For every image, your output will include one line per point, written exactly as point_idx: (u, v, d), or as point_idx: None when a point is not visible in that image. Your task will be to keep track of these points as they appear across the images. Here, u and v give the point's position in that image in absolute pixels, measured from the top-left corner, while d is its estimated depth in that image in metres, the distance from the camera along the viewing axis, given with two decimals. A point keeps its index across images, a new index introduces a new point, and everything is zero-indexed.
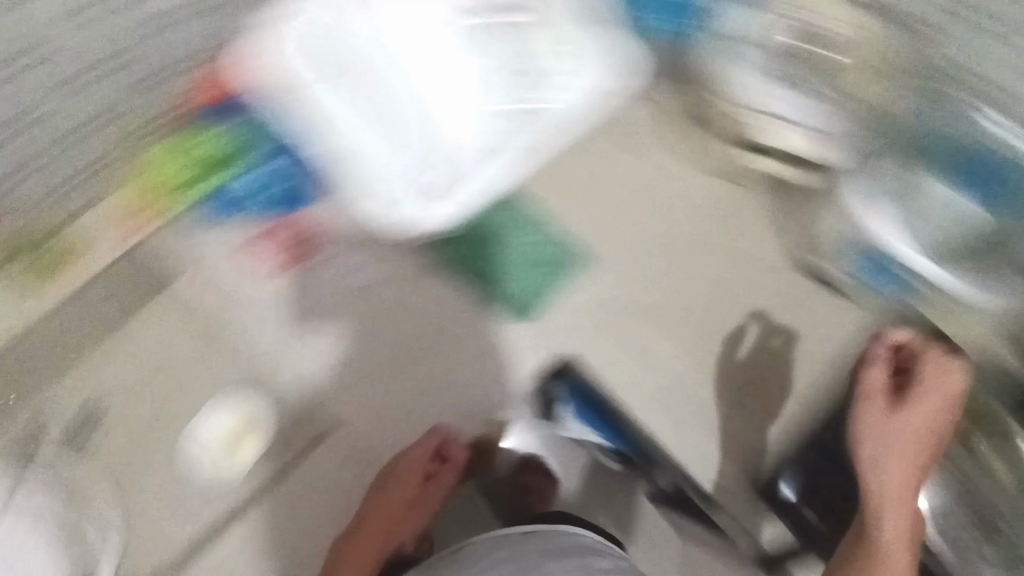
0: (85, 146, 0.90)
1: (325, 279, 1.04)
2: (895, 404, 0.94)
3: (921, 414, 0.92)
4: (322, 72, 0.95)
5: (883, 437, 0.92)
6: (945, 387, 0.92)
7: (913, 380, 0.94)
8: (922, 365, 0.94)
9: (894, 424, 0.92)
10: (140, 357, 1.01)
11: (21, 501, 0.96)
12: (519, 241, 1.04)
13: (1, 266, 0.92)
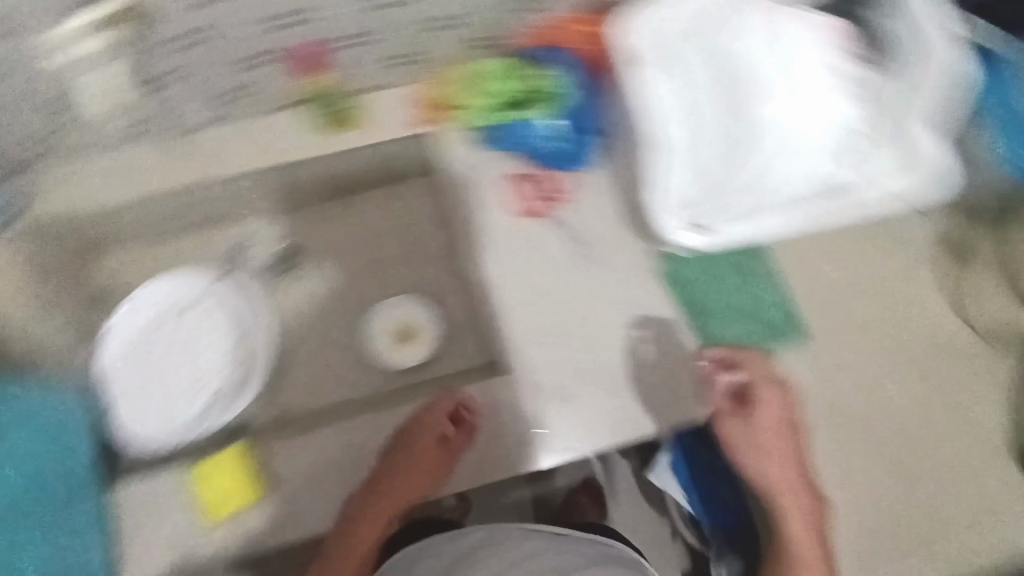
0: (422, 39, 0.95)
1: (552, 237, 1.02)
2: (747, 431, 0.94)
3: (781, 449, 0.93)
4: (673, 58, 0.95)
5: (744, 441, 0.95)
6: (785, 411, 0.94)
7: (754, 416, 0.94)
8: (771, 406, 0.94)
9: (752, 452, 0.94)
10: (357, 229, 1.13)
11: (216, 298, 1.09)
12: (744, 289, 1.02)
13: (299, 102, 1.00)
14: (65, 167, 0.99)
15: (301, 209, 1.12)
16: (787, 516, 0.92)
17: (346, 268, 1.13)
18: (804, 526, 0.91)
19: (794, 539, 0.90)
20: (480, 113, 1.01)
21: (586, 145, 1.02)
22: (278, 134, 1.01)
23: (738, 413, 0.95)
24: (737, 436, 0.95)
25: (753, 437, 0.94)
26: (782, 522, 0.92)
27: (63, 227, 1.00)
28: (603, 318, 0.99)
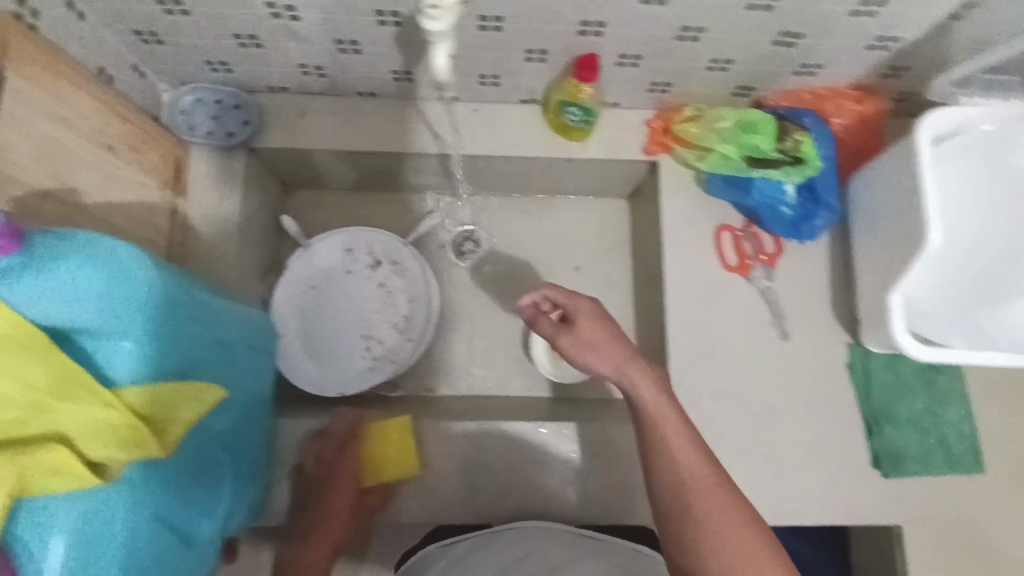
0: (690, 78, 0.95)
1: (742, 296, 1.02)
2: (579, 342, 0.80)
3: (604, 340, 0.79)
4: (968, 158, 0.87)
5: (582, 351, 0.79)
6: (590, 311, 0.80)
7: (577, 328, 0.80)
8: (585, 314, 0.80)
9: (581, 350, 0.79)
10: (539, 235, 1.17)
11: (388, 268, 1.08)
12: (925, 406, 0.98)
13: (546, 101, 1.01)
14: (304, 102, 1.01)
15: (492, 196, 1.17)
16: (656, 410, 0.75)
17: (521, 265, 1.16)
18: (652, 389, 0.76)
19: (665, 443, 0.74)
20: (724, 162, 0.96)
21: (821, 218, 0.96)
22: (512, 126, 1.03)
23: (551, 326, 0.82)
24: (563, 345, 0.80)
25: (579, 337, 0.80)
26: (663, 453, 0.73)
27: (286, 156, 1.03)
28: (778, 391, 0.99)
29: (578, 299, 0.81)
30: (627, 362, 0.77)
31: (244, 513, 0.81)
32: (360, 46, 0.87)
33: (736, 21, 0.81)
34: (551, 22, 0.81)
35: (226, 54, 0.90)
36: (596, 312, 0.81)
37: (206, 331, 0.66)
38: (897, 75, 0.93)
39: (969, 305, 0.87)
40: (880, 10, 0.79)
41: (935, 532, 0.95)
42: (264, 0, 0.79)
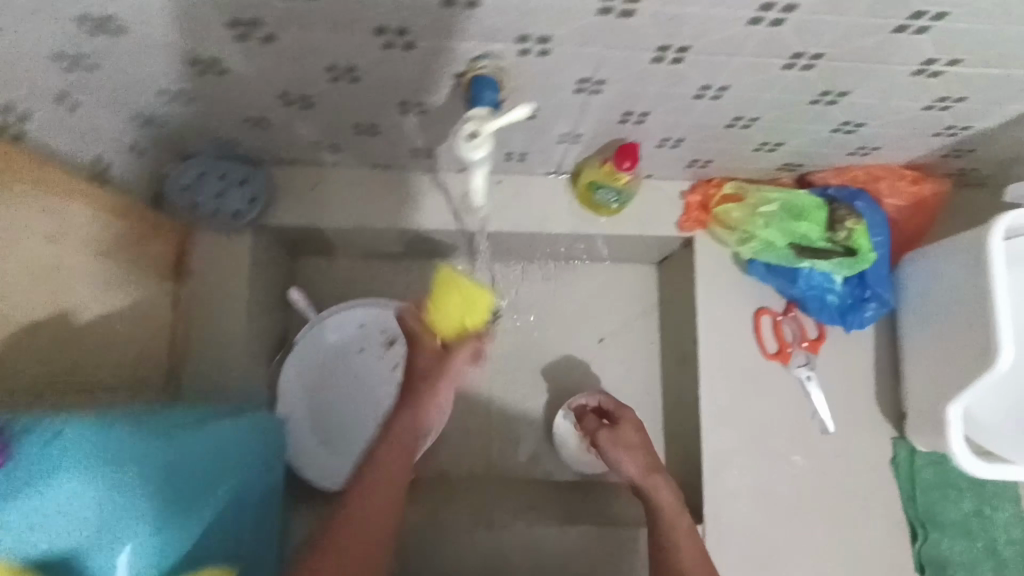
0: (736, 157, 0.87)
1: (781, 385, 0.95)
2: (614, 442, 0.82)
3: (639, 448, 0.82)
4: None
5: (617, 450, 0.82)
6: (628, 418, 0.86)
7: (618, 430, 0.83)
8: (629, 421, 0.85)
9: (615, 450, 0.82)
10: (562, 303, 1.11)
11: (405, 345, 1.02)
12: (968, 505, 0.94)
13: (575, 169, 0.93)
14: (314, 174, 0.93)
15: (513, 262, 1.10)
16: (672, 519, 0.77)
17: (543, 337, 1.10)
18: (672, 499, 0.79)
19: (673, 545, 0.75)
20: (769, 248, 0.89)
21: (870, 309, 0.92)
22: (538, 200, 0.96)
23: (593, 422, 0.87)
24: (599, 439, 0.83)
25: (614, 438, 0.83)
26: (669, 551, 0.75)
27: (294, 230, 0.96)
28: (820, 491, 0.93)
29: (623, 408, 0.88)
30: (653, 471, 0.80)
31: None
32: (378, 129, 0.79)
33: (799, 113, 0.73)
34: (593, 112, 0.74)
35: (231, 132, 0.82)
36: (635, 421, 0.85)
37: (195, 474, 0.66)
38: (959, 156, 0.86)
39: None
40: (956, 106, 0.71)
41: None
42: (276, 92, 0.70)
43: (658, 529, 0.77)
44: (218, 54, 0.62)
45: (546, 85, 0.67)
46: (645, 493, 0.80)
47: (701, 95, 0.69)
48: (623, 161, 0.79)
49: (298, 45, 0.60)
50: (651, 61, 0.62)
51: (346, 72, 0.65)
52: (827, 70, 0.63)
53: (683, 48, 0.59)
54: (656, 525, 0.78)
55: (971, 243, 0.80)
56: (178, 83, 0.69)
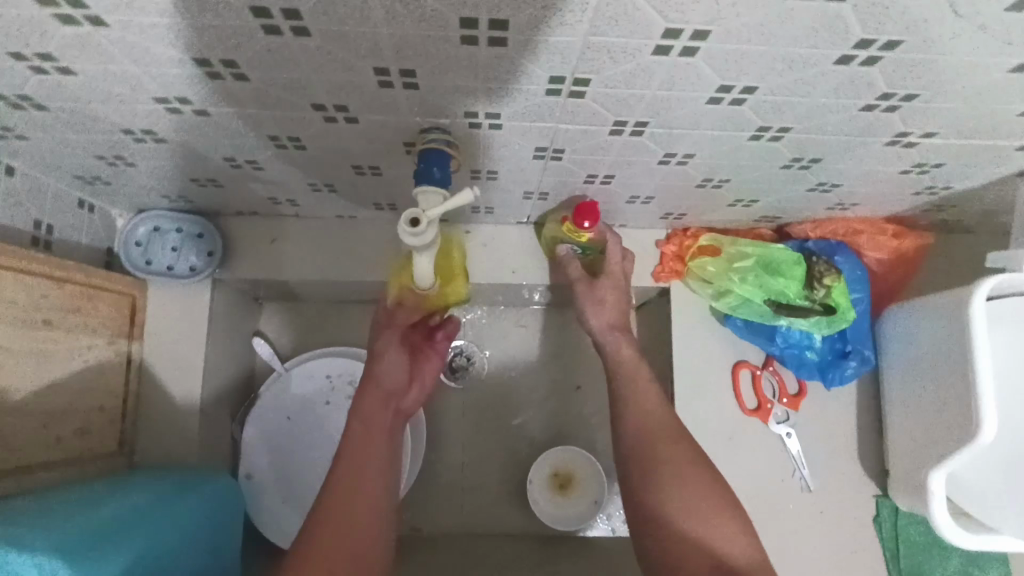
0: (709, 210, 0.84)
1: (760, 441, 0.91)
2: (591, 291, 0.86)
3: (614, 299, 0.86)
4: None
5: (589, 299, 0.86)
6: (617, 264, 0.86)
7: (596, 280, 0.86)
8: (611, 275, 0.86)
9: (590, 302, 0.86)
10: (538, 349, 1.08)
11: None
12: (953, 567, 0.91)
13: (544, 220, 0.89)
14: (276, 224, 0.90)
15: (486, 309, 1.07)
16: (631, 369, 0.81)
17: (517, 386, 1.07)
18: (629, 350, 0.83)
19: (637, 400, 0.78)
20: (745, 304, 0.86)
21: (852, 367, 0.87)
22: (508, 249, 0.93)
23: (579, 269, 0.87)
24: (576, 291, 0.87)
25: (591, 292, 0.86)
26: (628, 406, 0.78)
27: (256, 282, 0.93)
28: (800, 556, 0.90)
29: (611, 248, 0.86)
30: (616, 326, 0.85)
31: None
32: (335, 188, 0.77)
33: (769, 175, 0.70)
34: (555, 174, 0.71)
35: (185, 189, 0.79)
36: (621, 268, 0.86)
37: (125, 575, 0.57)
38: (940, 213, 0.83)
39: None
40: (933, 170, 0.68)
41: None
42: (223, 156, 0.68)
43: (618, 379, 0.81)
44: (155, 125, 0.59)
45: (503, 152, 0.64)
46: (605, 347, 0.84)
47: (665, 160, 0.66)
48: (579, 219, 0.75)
49: (235, 117, 0.57)
50: (609, 133, 0.59)
51: (291, 141, 0.63)
52: (794, 140, 0.60)
53: (640, 122, 0.56)
54: (613, 374, 0.82)
55: (953, 306, 0.76)
56: (118, 150, 0.66)
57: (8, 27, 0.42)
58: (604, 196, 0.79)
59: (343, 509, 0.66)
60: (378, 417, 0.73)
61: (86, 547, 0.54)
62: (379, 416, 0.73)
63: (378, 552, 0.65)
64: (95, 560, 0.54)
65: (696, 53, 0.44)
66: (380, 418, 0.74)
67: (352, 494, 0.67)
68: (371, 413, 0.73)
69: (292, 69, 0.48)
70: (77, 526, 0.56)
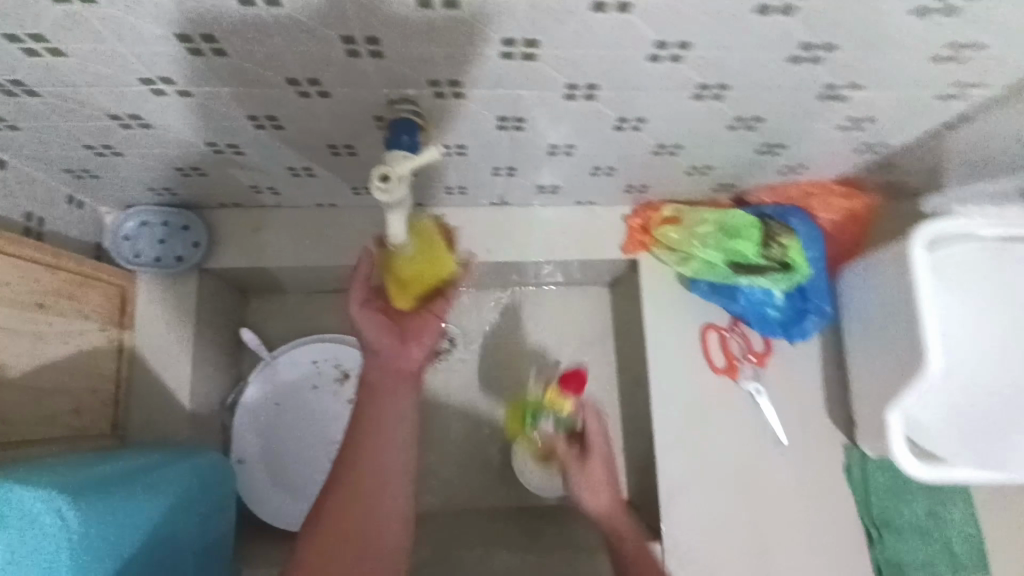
0: (669, 181, 0.89)
1: (732, 399, 0.96)
2: (583, 472, 0.85)
3: (605, 480, 0.84)
4: (970, 266, 0.80)
5: (586, 478, 0.84)
6: (596, 437, 0.85)
7: (586, 455, 0.85)
8: (599, 452, 0.85)
9: (581, 483, 0.84)
10: (518, 328, 1.12)
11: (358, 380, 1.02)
12: (922, 509, 0.95)
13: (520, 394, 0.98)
14: (259, 215, 0.94)
15: (466, 293, 1.11)
16: (638, 549, 0.80)
17: (499, 364, 1.11)
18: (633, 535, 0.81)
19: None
20: (708, 268, 0.91)
21: (812, 320, 0.92)
22: (483, 230, 0.97)
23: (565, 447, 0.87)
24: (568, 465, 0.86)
25: (580, 468, 0.85)
26: None
27: (242, 272, 0.96)
28: (773, 507, 0.94)
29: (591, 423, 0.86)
30: (617, 512, 0.82)
31: None
32: (314, 171, 0.81)
33: (718, 138, 0.76)
34: (520, 147, 0.76)
35: (170, 180, 0.83)
36: (604, 451, 0.85)
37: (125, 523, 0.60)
38: (885, 172, 0.88)
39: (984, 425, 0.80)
40: (868, 124, 0.73)
41: None
42: (205, 142, 0.72)
43: (624, 555, 0.80)
44: (139, 110, 0.63)
45: (468, 124, 0.69)
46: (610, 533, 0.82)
47: (620, 126, 0.71)
48: (565, 383, 0.85)
49: (216, 97, 0.61)
50: (563, 99, 0.64)
51: (269, 121, 0.67)
52: (735, 99, 0.66)
53: (591, 85, 0.61)
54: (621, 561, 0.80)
55: (897, 256, 0.81)
56: (105, 139, 0.70)
57: (6, 9, 0.47)
58: (568, 170, 0.84)
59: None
60: (362, 474, 0.68)
61: (95, 498, 0.57)
62: (372, 457, 0.69)
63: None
64: (98, 506, 0.57)
65: (632, 9, 0.50)
66: (367, 472, 0.68)
67: (355, 498, 0.67)
68: (359, 473, 0.68)
69: (267, 42, 0.52)
70: (88, 479, 0.59)
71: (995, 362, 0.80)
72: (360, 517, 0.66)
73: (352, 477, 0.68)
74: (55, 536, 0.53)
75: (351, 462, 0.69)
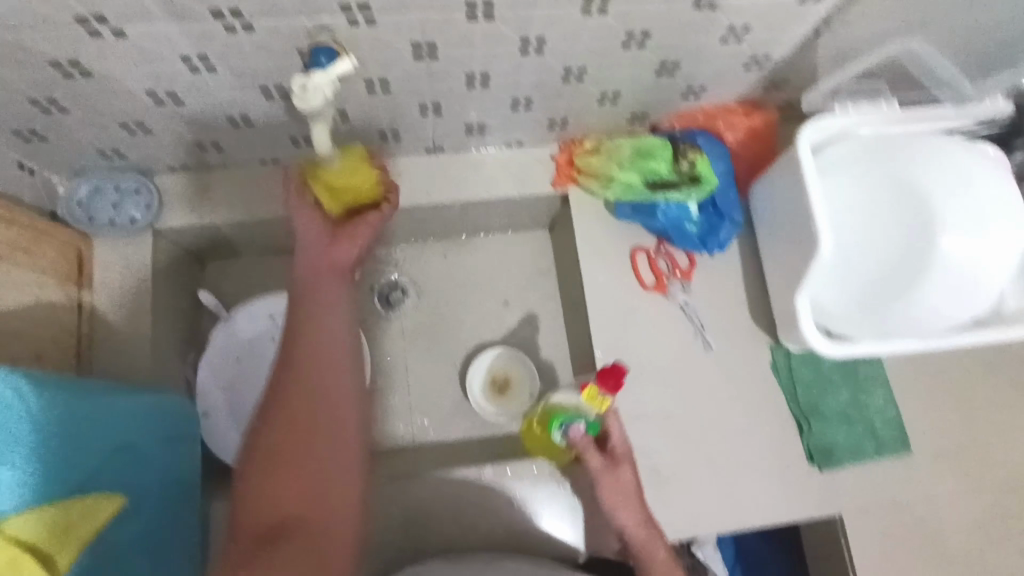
0: (585, 113, 0.98)
1: (662, 311, 1.04)
2: (614, 483, 0.91)
3: (632, 493, 0.91)
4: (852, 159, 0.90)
5: (616, 490, 0.91)
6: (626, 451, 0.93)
7: (617, 467, 0.92)
8: (627, 464, 0.93)
9: (612, 494, 0.91)
10: (467, 274, 1.19)
11: None
12: (846, 397, 1.03)
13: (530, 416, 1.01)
14: (206, 177, 1.00)
15: (414, 244, 1.18)
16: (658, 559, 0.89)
17: (450, 309, 1.17)
18: (663, 550, 0.89)
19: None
20: (628, 189, 1.00)
21: (725, 230, 1.01)
22: (421, 176, 1.04)
23: (598, 458, 0.92)
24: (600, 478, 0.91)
25: (614, 483, 0.91)
26: None
27: (194, 233, 1.02)
28: (707, 405, 1.01)
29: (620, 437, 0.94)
30: (647, 524, 0.90)
31: None
32: (253, 120, 0.87)
33: (616, 59, 0.84)
34: (440, 79, 0.83)
35: (116, 141, 0.89)
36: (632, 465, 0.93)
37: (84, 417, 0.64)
38: (778, 89, 0.97)
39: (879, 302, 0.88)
40: (745, 35, 0.83)
41: (864, 508, 1.00)
42: (145, 91, 0.78)
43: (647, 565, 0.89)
44: (78, 55, 0.69)
45: (386, 55, 0.76)
46: (637, 544, 0.89)
47: (524, 49, 0.79)
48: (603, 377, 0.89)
49: (149, 37, 0.68)
50: (466, 20, 0.72)
51: (202, 62, 0.73)
52: (620, 12, 0.74)
53: (487, 3, 0.69)
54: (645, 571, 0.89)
55: (790, 157, 0.90)
56: (49, 92, 0.75)
57: None
58: (488, 104, 0.92)
59: (281, 478, 0.71)
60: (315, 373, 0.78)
61: (49, 385, 0.61)
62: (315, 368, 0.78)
63: (330, 511, 0.71)
64: (55, 395, 0.61)
65: None
66: (317, 373, 0.77)
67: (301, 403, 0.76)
68: (311, 376, 0.77)
69: None
70: (45, 375, 0.63)
71: (904, 241, 0.85)
72: (310, 411, 0.75)
73: (304, 376, 0.77)
74: (14, 412, 0.57)
75: (304, 365, 0.78)
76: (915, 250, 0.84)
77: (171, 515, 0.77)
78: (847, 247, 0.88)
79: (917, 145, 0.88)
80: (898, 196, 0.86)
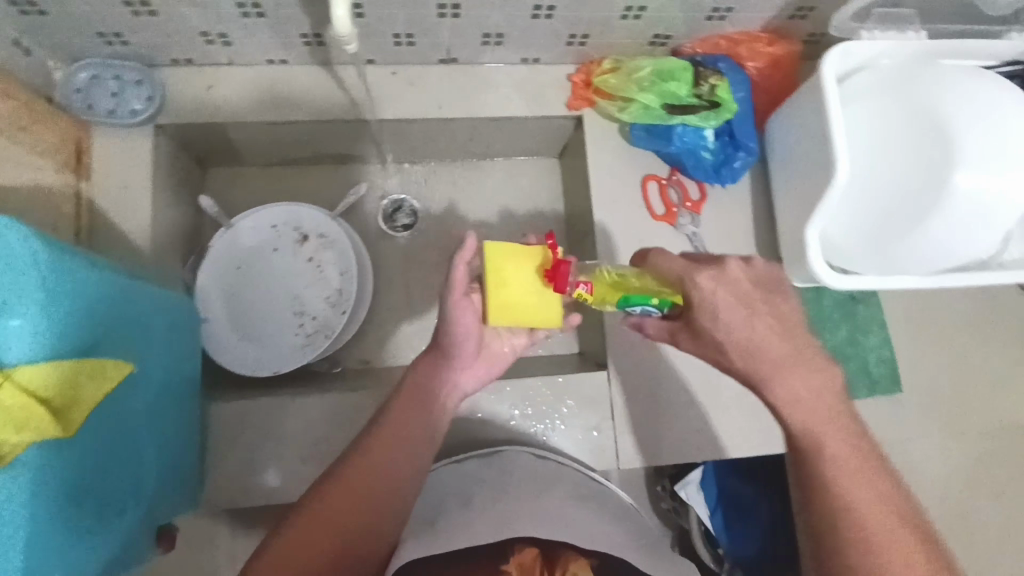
0: (606, 30, 0.95)
1: (670, 241, 1.03)
2: (700, 335, 0.71)
3: (751, 331, 0.68)
4: (875, 87, 0.88)
5: (728, 335, 0.69)
6: (718, 291, 0.69)
7: (695, 319, 0.70)
8: (721, 300, 0.68)
9: (717, 337, 0.69)
10: (472, 197, 1.17)
11: (319, 246, 1.03)
12: (844, 335, 1.03)
13: None
14: (210, 74, 0.96)
15: (421, 163, 1.16)
16: (810, 417, 0.67)
17: (455, 232, 1.15)
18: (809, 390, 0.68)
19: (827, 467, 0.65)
20: (646, 111, 0.98)
21: (740, 160, 1.00)
22: (434, 89, 1.01)
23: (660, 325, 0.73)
24: (680, 339, 0.72)
25: (699, 334, 0.71)
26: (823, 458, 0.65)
27: (196, 131, 0.98)
28: None
29: (693, 271, 0.70)
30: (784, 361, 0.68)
31: (172, 488, 0.78)
32: (264, 7, 0.84)
33: None
34: None
35: (117, 22, 0.85)
36: (735, 299, 0.69)
37: (101, 299, 0.63)
38: (803, 16, 0.95)
39: (895, 233, 0.86)
40: None
41: None
42: None
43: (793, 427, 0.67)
44: None
45: None
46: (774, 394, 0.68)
47: None
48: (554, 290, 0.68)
49: None
50: None
51: None
52: None
53: None
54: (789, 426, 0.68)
55: (812, 83, 0.88)
56: None
57: None
58: (510, 10, 0.89)
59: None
60: (347, 503, 0.69)
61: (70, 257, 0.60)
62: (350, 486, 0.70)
63: None
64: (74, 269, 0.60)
65: None
66: (349, 496, 0.69)
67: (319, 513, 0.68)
68: (341, 489, 0.69)
69: None
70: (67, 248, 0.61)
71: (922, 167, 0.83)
72: (331, 529, 0.67)
73: (330, 493, 0.69)
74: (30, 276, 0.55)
75: (339, 484, 0.70)
76: (934, 176, 0.82)
77: (170, 409, 0.77)
78: (859, 173, 0.88)
79: (945, 73, 0.85)
80: (919, 119, 0.84)
